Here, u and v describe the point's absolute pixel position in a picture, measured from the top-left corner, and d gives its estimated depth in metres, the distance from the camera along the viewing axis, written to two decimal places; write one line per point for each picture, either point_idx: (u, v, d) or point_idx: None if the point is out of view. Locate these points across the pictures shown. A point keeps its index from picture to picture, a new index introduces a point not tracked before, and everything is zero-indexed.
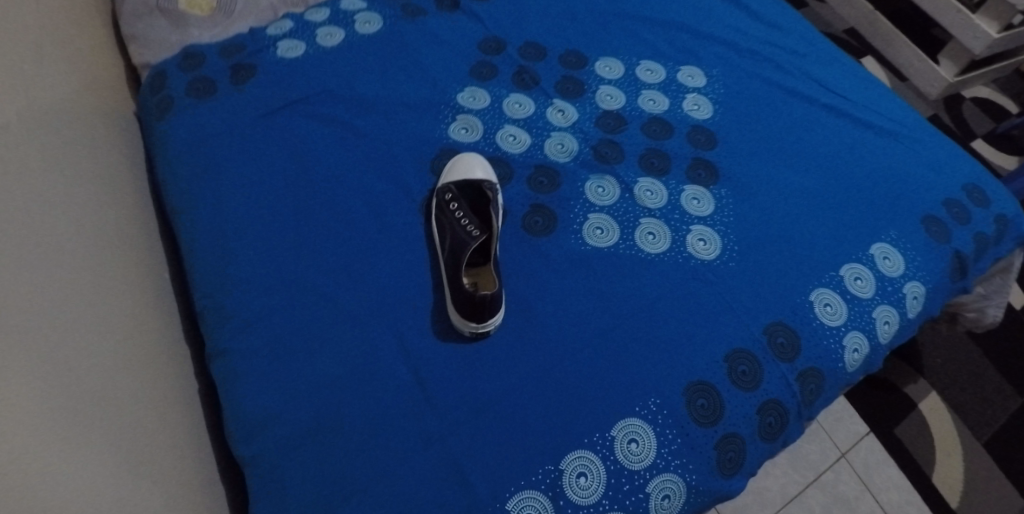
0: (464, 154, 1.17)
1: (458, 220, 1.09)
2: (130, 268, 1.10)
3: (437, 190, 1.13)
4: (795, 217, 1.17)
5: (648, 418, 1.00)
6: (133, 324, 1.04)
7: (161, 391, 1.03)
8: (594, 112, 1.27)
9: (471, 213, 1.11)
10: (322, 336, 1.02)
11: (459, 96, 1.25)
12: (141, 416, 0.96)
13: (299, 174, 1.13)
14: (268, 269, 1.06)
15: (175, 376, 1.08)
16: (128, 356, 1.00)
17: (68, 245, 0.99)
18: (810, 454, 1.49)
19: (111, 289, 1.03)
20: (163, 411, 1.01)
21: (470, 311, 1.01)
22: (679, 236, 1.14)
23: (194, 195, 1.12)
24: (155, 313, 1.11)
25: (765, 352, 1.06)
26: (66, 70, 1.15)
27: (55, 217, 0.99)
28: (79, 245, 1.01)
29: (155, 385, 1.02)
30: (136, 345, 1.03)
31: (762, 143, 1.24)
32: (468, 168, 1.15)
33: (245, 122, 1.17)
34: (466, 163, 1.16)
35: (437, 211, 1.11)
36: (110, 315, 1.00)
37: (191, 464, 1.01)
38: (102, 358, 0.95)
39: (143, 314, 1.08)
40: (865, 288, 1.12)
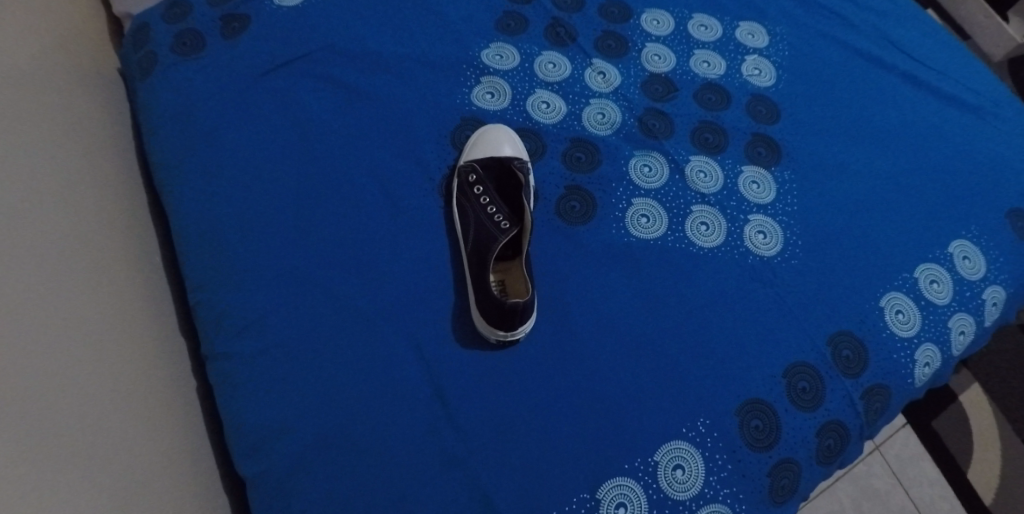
0: (490, 126, 1.02)
1: (484, 207, 0.97)
2: (114, 253, 0.96)
3: (458, 170, 0.99)
4: (865, 208, 1.04)
5: (696, 441, 0.89)
6: (119, 322, 0.92)
7: (153, 395, 0.92)
8: (639, 76, 1.11)
9: (497, 198, 0.99)
10: (331, 340, 0.90)
11: (484, 53, 1.08)
12: (128, 430, 0.85)
13: (301, 147, 0.99)
14: (268, 260, 0.93)
15: (170, 375, 0.96)
16: (113, 359, 0.88)
17: (37, 232, 0.86)
18: None
19: (90, 282, 0.90)
20: (155, 420, 0.90)
21: (501, 317, 0.88)
22: (735, 228, 1.00)
23: (183, 171, 0.98)
24: (145, 303, 0.98)
25: (829, 366, 0.94)
26: (32, 24, 0.99)
27: (21, 200, 0.86)
28: (51, 232, 0.88)
29: (146, 389, 0.91)
30: (123, 345, 0.90)
31: (830, 119, 1.10)
32: (496, 143, 1.01)
33: (239, 84, 1.01)
34: (494, 136, 1.01)
35: (459, 195, 0.98)
36: (91, 313, 0.88)
37: (188, 478, 0.91)
38: (80, 367, 0.83)
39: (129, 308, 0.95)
40: (941, 293, 1.00)
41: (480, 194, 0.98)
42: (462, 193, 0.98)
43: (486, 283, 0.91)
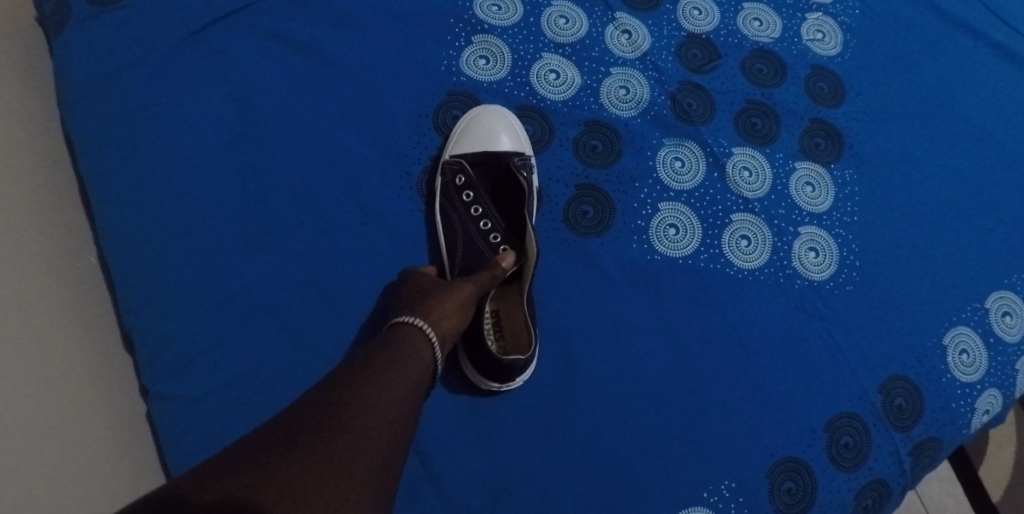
0: (479, 109, 0.83)
1: (473, 218, 0.82)
2: (40, 242, 0.76)
3: (443, 166, 0.81)
4: (934, 219, 0.86)
5: (718, 507, 0.76)
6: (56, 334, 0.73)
7: (99, 426, 0.73)
8: (673, 36, 0.90)
9: (490, 204, 0.83)
10: (291, 382, 0.75)
11: (480, 3, 0.86)
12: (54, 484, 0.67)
13: (253, 132, 0.80)
14: (215, 280, 0.76)
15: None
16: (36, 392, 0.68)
17: None
18: None
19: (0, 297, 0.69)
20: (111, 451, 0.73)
21: (494, 370, 0.74)
22: (783, 243, 0.83)
23: (110, 156, 0.77)
24: (85, 306, 0.78)
25: (878, 418, 0.80)
26: None
27: None
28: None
29: (90, 425, 0.72)
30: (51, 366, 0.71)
31: (902, 102, 0.90)
32: (487, 134, 0.82)
33: (175, 46, 0.80)
34: (487, 121, 0.82)
35: (445, 200, 0.80)
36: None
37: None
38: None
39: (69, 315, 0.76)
40: (1013, 328, 0.85)
41: (469, 201, 0.82)
42: (449, 197, 0.81)
43: (478, 322, 0.76)
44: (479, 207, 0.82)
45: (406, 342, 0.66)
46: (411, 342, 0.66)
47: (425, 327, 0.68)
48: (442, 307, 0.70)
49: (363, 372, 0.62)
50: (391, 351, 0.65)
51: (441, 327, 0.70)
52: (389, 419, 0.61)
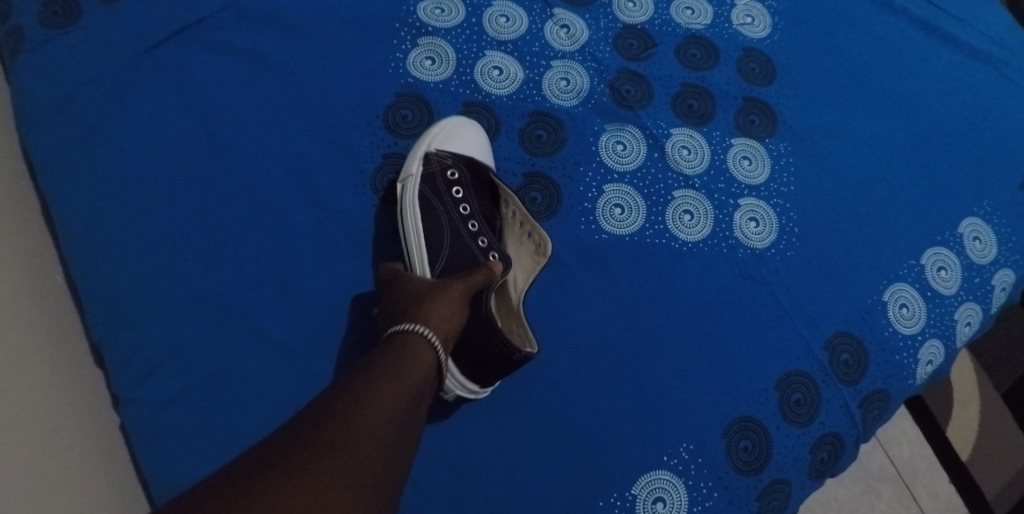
0: (462, 118, 0.86)
1: (460, 217, 0.86)
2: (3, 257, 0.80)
3: (429, 162, 0.84)
4: (866, 185, 0.91)
5: (679, 469, 0.80)
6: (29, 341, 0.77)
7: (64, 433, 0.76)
8: (609, 29, 0.94)
9: (475, 207, 0.87)
10: (258, 377, 0.78)
11: (422, 7, 0.90)
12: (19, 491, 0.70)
13: (207, 141, 0.83)
14: (178, 285, 0.79)
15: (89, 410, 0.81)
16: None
17: None
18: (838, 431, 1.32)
19: None
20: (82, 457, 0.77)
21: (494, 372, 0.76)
22: (724, 215, 0.87)
23: (69, 173, 0.81)
24: (53, 318, 0.81)
25: (826, 373, 0.84)
26: None
27: None
28: None
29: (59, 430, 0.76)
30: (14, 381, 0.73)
31: (830, 76, 0.94)
32: (478, 143, 0.86)
33: (126, 65, 0.83)
34: (458, 130, 0.85)
35: (433, 194, 0.84)
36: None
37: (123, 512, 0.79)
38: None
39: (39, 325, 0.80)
40: (949, 281, 0.89)
41: (457, 199, 0.86)
42: (438, 193, 0.85)
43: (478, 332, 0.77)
44: (467, 208, 0.86)
45: (411, 351, 0.68)
46: (414, 348, 0.68)
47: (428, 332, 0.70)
48: (443, 311, 0.72)
49: (362, 390, 0.63)
50: (393, 357, 0.67)
51: (444, 331, 0.71)
52: (349, 496, 0.57)
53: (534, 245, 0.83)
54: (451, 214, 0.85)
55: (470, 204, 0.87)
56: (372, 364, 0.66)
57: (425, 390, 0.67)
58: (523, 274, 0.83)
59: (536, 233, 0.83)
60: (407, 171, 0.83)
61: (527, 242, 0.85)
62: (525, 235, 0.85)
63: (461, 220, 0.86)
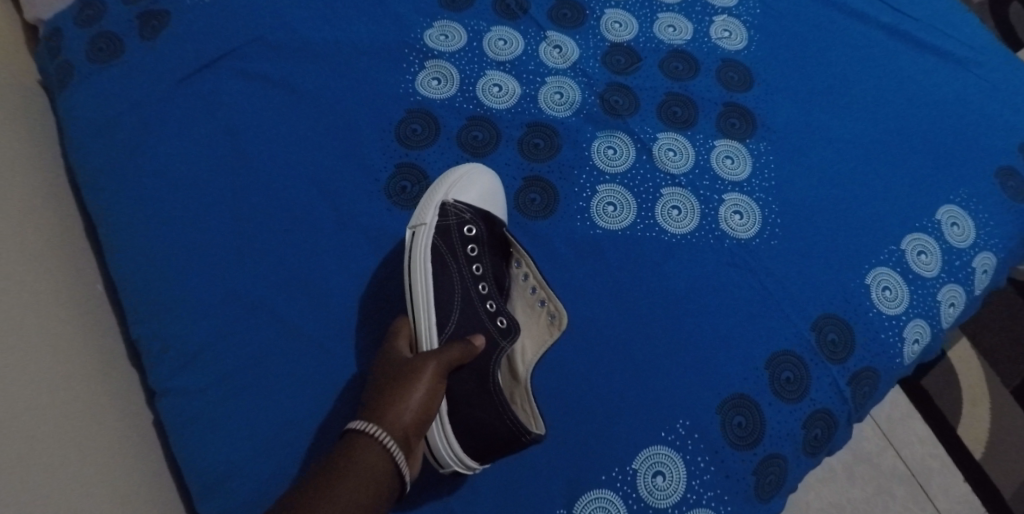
0: (481, 173, 0.90)
1: (473, 276, 0.86)
2: (53, 269, 0.89)
3: (450, 217, 0.86)
4: (847, 178, 0.96)
5: (676, 445, 0.84)
6: (65, 342, 0.85)
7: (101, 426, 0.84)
8: (599, 48, 1.02)
9: (487, 268, 0.88)
10: (280, 368, 0.85)
11: (427, 34, 0.99)
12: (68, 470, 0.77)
13: (235, 156, 0.90)
14: (212, 286, 0.86)
15: (123, 410, 0.89)
16: (38, 403, 0.78)
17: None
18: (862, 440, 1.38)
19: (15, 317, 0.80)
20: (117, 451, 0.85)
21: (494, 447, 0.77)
22: (710, 209, 0.94)
23: (112, 190, 0.89)
24: (89, 325, 0.90)
25: (814, 353, 0.89)
26: None
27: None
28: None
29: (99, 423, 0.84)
30: (47, 385, 0.80)
31: (804, 81, 1.01)
32: (490, 197, 0.89)
33: (162, 91, 0.92)
34: (478, 180, 0.89)
35: (449, 248, 0.85)
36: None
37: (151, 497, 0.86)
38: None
39: (79, 333, 0.88)
40: (930, 264, 0.93)
41: (472, 257, 0.87)
42: (454, 247, 0.86)
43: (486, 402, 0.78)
44: (480, 268, 0.87)
45: (359, 452, 0.69)
46: (361, 455, 0.69)
47: (380, 434, 0.70)
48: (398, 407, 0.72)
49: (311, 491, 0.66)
50: (342, 467, 0.68)
51: (401, 430, 0.72)
52: None
53: (546, 315, 0.86)
54: (463, 272, 0.86)
55: (483, 265, 0.88)
56: (327, 465, 0.68)
57: (379, 489, 0.68)
58: (533, 344, 0.85)
59: (551, 302, 0.86)
60: (422, 219, 0.85)
61: (539, 311, 0.87)
62: (536, 303, 0.88)
63: (474, 279, 0.86)
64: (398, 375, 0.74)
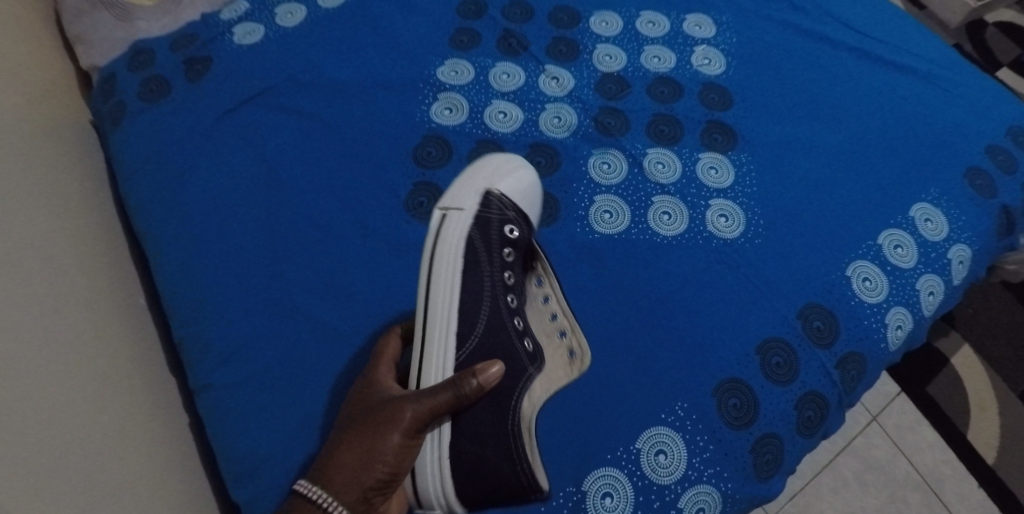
0: (527, 169, 0.95)
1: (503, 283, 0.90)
2: (98, 287, 0.98)
3: (495, 213, 0.90)
4: (826, 183, 1.03)
5: (676, 425, 0.90)
6: (108, 350, 0.94)
7: (140, 427, 0.92)
8: (592, 77, 1.11)
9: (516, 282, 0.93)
10: (310, 364, 0.93)
11: (439, 70, 1.09)
12: (117, 459, 0.85)
13: (269, 179, 1.01)
14: (248, 294, 0.95)
15: (161, 414, 0.97)
16: (88, 398, 0.86)
17: (45, 259, 0.91)
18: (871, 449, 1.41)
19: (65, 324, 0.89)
20: (153, 451, 0.92)
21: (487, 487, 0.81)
22: (697, 214, 1.01)
23: (158, 211, 1.00)
24: (128, 337, 0.99)
25: (801, 339, 0.95)
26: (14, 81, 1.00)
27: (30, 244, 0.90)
28: (47, 260, 0.91)
29: (134, 425, 0.91)
30: (99, 394, 0.88)
31: (780, 98, 1.10)
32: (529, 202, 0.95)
33: (204, 125, 1.03)
34: (522, 176, 0.94)
35: (487, 246, 0.89)
36: (58, 367, 0.84)
37: (181, 491, 0.93)
38: (57, 414, 0.80)
39: (119, 347, 0.96)
40: (906, 257, 1.00)
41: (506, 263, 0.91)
42: (492, 245, 0.90)
43: (496, 438, 0.82)
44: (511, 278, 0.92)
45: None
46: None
47: (324, 499, 0.73)
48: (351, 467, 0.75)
49: None
50: None
51: (357, 492, 0.74)
52: None
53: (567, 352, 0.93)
54: (495, 277, 0.89)
55: (513, 275, 0.92)
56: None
57: None
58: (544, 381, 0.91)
59: (573, 338, 0.93)
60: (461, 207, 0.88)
61: (558, 342, 0.94)
62: (557, 336, 0.94)
63: (503, 290, 0.90)
64: (368, 427, 0.76)
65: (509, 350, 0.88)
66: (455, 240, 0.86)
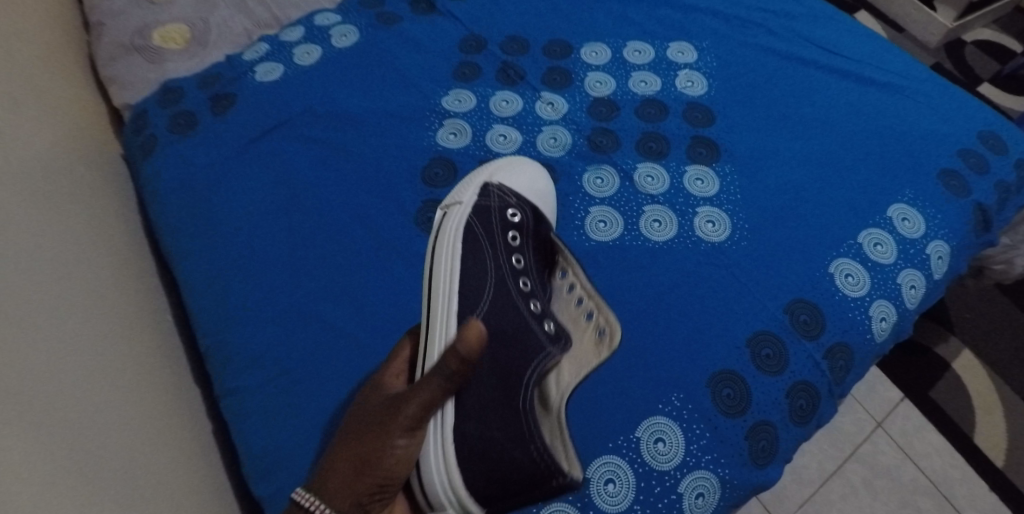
0: (537, 170, 1.06)
1: (512, 268, 0.96)
2: (128, 303, 1.06)
3: (496, 203, 0.98)
4: (807, 188, 1.10)
5: (674, 415, 0.95)
6: (137, 359, 1.01)
7: (167, 429, 0.99)
8: (584, 101, 1.20)
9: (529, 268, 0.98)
10: (325, 367, 0.98)
11: (443, 100, 1.18)
12: (145, 456, 0.92)
13: (287, 201, 1.09)
14: (267, 304, 1.02)
15: (186, 420, 1.04)
16: (120, 400, 0.93)
17: (80, 275, 0.99)
18: (878, 455, 1.43)
19: (100, 333, 0.96)
20: (178, 452, 0.98)
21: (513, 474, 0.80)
22: (686, 220, 1.08)
23: (186, 231, 1.08)
24: (156, 350, 1.06)
25: (789, 332, 1.00)
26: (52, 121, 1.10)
27: (64, 262, 0.98)
28: (81, 276, 1.00)
29: (161, 427, 0.98)
30: (130, 396, 0.95)
31: (761, 113, 1.17)
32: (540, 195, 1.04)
33: (228, 154, 1.12)
34: (527, 174, 1.04)
35: (490, 233, 0.96)
36: (92, 371, 0.92)
37: (204, 492, 0.98)
38: (90, 412, 0.88)
39: (148, 357, 1.04)
40: (886, 253, 1.05)
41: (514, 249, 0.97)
42: (496, 232, 0.97)
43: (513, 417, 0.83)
44: (521, 263, 0.97)
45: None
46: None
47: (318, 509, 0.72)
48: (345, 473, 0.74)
49: None
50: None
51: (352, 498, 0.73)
52: None
53: (596, 333, 0.95)
54: (500, 259, 0.95)
55: (524, 261, 0.98)
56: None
57: None
58: (573, 365, 0.93)
59: (600, 317, 0.95)
60: (461, 200, 0.96)
61: (585, 325, 0.97)
62: (582, 317, 0.97)
63: (513, 275, 0.95)
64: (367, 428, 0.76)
65: (522, 329, 0.91)
66: (454, 226, 0.93)
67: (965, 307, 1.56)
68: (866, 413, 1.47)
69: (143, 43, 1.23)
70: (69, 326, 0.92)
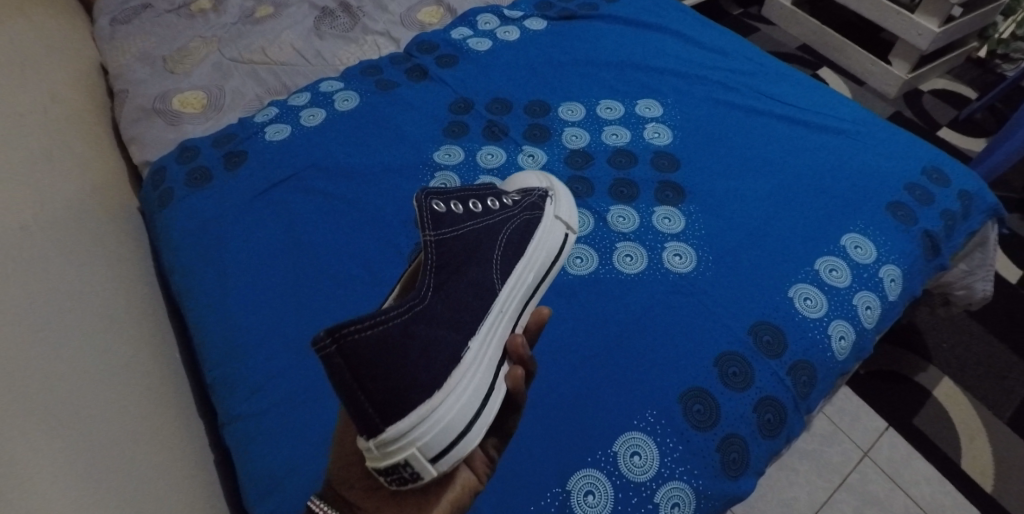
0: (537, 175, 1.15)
1: None
2: (138, 337, 1.15)
3: None
4: (763, 222, 1.20)
5: (648, 430, 1.02)
6: (144, 392, 1.09)
7: (172, 457, 1.06)
8: (562, 152, 1.31)
9: None
10: (322, 394, 1.06)
11: (435, 154, 1.30)
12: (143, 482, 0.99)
13: (289, 245, 1.19)
14: (270, 337, 1.11)
15: (190, 449, 1.11)
16: (121, 431, 1.02)
17: (88, 317, 1.09)
18: (866, 484, 1.46)
19: (106, 370, 1.06)
20: (181, 479, 1.05)
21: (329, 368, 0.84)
22: (655, 254, 1.17)
23: (196, 275, 1.18)
24: (165, 384, 1.15)
25: (754, 351, 1.08)
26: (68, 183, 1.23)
27: (74, 307, 1.09)
28: (90, 318, 1.09)
29: (165, 454, 1.05)
30: (132, 426, 1.04)
31: (723, 156, 1.29)
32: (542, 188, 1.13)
33: (238, 205, 1.24)
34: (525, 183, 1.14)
35: None
36: (89, 407, 1.01)
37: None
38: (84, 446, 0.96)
39: (156, 389, 1.12)
40: (841, 278, 1.14)
41: None
42: None
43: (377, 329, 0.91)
44: None
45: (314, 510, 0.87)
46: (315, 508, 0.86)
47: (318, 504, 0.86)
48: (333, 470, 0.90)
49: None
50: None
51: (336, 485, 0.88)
52: None
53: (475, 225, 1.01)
54: None
55: None
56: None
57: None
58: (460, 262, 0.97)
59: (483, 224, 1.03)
60: None
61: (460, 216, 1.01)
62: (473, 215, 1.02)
63: None
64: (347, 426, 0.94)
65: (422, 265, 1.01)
66: None
67: (940, 339, 1.64)
68: (852, 443, 1.51)
69: (164, 107, 1.37)
70: (69, 369, 1.02)
